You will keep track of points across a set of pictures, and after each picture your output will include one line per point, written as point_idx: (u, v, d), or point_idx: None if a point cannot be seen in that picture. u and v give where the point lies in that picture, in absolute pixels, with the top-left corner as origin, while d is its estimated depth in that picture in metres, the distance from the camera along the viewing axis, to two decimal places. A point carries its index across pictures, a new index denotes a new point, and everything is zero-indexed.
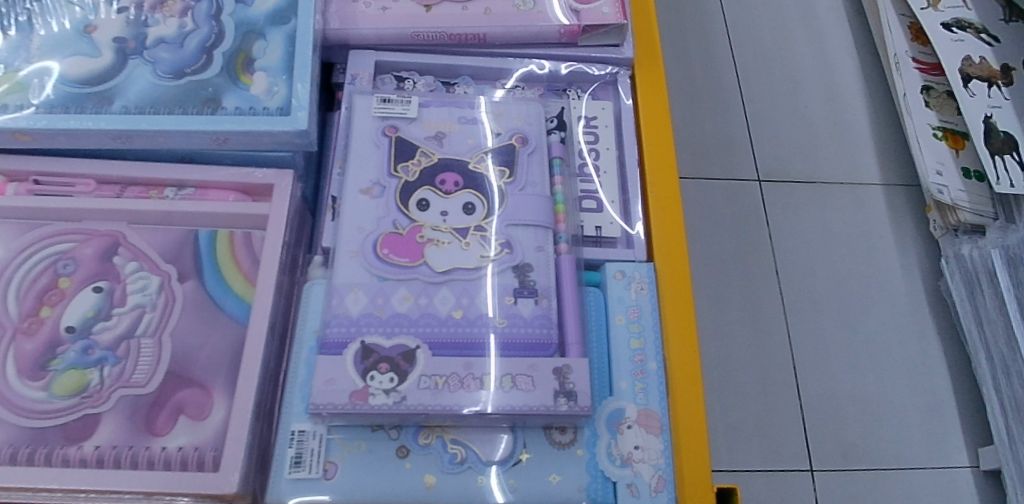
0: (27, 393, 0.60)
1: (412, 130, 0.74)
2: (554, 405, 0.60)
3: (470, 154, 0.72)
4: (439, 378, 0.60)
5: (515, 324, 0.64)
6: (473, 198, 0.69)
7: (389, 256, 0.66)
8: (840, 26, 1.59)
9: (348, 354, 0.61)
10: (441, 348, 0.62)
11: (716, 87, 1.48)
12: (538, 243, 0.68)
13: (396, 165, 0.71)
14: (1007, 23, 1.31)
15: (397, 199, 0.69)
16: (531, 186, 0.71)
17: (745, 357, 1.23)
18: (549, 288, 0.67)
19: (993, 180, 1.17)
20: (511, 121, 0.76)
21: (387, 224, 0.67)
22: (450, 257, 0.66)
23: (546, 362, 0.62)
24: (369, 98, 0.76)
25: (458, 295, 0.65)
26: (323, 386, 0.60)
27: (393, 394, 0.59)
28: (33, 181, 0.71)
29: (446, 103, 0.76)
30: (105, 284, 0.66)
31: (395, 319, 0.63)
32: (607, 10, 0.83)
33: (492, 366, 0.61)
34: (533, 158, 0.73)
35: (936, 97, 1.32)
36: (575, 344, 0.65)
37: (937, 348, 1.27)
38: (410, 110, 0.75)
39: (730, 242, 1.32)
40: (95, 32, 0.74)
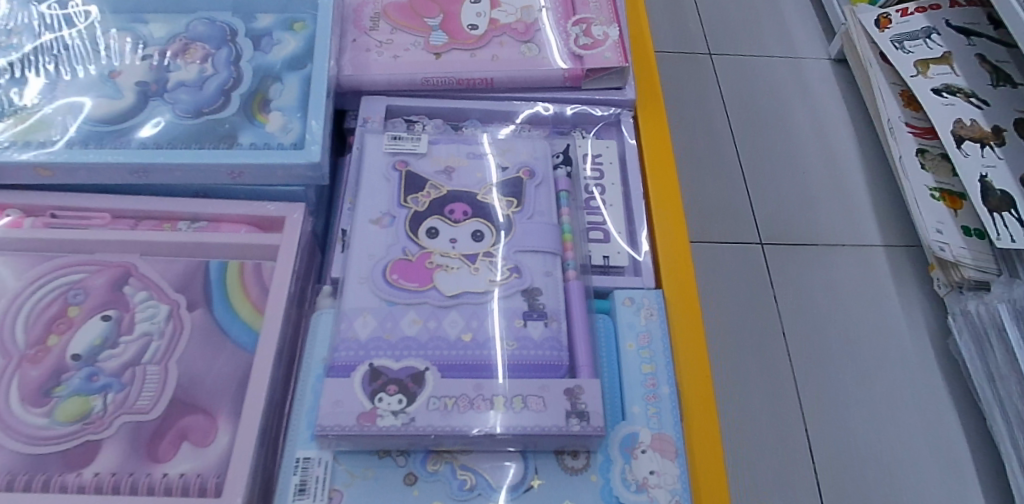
0: (30, 420, 0.59)
1: (422, 165, 0.75)
2: (566, 425, 0.59)
3: (478, 186, 0.74)
4: (449, 400, 0.60)
5: (525, 346, 0.64)
6: (481, 226, 0.70)
7: (398, 281, 0.66)
8: (830, 91, 1.66)
9: (356, 375, 0.60)
10: (449, 370, 0.62)
11: (714, 152, 1.53)
12: (547, 268, 0.69)
13: (406, 196, 0.72)
14: (995, 87, 1.34)
15: (407, 227, 0.70)
16: (539, 216, 0.72)
17: (753, 415, 1.21)
18: (559, 311, 0.67)
19: (992, 236, 1.17)
20: (518, 156, 0.77)
21: (397, 251, 0.68)
22: (459, 281, 0.67)
23: (557, 383, 0.61)
24: (380, 136, 0.78)
25: (468, 318, 0.65)
26: (330, 408, 0.59)
27: (402, 415, 0.59)
28: (50, 215, 0.72)
29: (454, 141, 0.78)
30: (113, 313, 0.66)
31: (405, 342, 0.63)
32: (609, 54, 0.87)
33: (504, 387, 0.61)
34: (540, 190, 0.75)
35: (930, 160, 1.35)
36: (586, 366, 0.64)
37: (950, 405, 1.25)
38: (420, 145, 0.77)
39: (735, 300, 1.33)
40: (119, 77, 0.77)
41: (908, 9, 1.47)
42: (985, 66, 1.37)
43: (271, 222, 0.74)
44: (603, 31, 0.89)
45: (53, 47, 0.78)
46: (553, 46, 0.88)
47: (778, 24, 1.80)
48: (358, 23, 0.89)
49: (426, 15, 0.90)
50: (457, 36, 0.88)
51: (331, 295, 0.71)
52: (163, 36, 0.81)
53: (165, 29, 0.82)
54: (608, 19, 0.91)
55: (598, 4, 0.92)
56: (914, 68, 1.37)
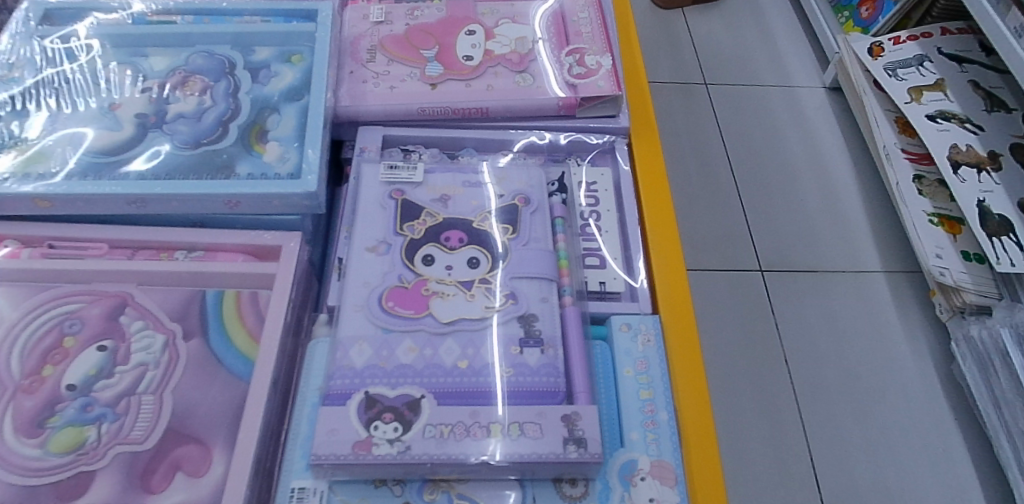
0: (23, 451, 0.59)
1: (417, 194, 0.76)
2: (564, 452, 0.59)
3: (474, 214, 0.74)
4: (445, 427, 0.59)
5: (522, 373, 0.64)
6: (477, 253, 0.70)
7: (394, 309, 0.66)
8: (824, 118, 1.68)
9: (352, 404, 0.60)
10: (445, 397, 0.62)
11: (711, 180, 1.54)
12: (543, 294, 0.69)
13: (402, 224, 0.73)
14: (990, 112, 1.36)
15: (403, 255, 0.70)
16: (535, 242, 0.73)
17: (756, 442, 1.20)
18: (555, 337, 0.67)
19: (992, 260, 1.17)
20: (514, 184, 0.78)
21: (393, 279, 0.68)
22: (456, 308, 0.67)
23: (554, 410, 0.61)
24: (376, 166, 0.78)
25: (463, 346, 0.65)
26: (325, 437, 0.58)
27: (397, 443, 0.58)
28: (47, 245, 0.73)
29: (450, 170, 0.79)
30: (109, 343, 0.66)
31: (400, 370, 0.63)
32: (603, 83, 0.88)
33: (501, 414, 0.61)
34: (535, 217, 0.75)
35: (927, 186, 1.36)
36: (583, 391, 0.64)
37: (956, 430, 1.24)
38: (415, 174, 0.77)
39: (735, 326, 1.33)
40: (119, 109, 0.78)
41: (901, 37, 1.50)
42: (979, 92, 1.39)
43: (267, 251, 0.74)
44: (597, 60, 0.91)
45: (54, 80, 0.79)
46: (548, 76, 0.89)
47: (771, 54, 1.82)
48: (355, 55, 0.91)
49: (422, 47, 0.91)
50: (453, 66, 0.89)
51: (327, 323, 0.71)
52: (163, 70, 0.82)
53: (165, 62, 0.83)
54: (602, 48, 0.92)
55: (591, 34, 0.94)
56: (908, 95, 1.38)
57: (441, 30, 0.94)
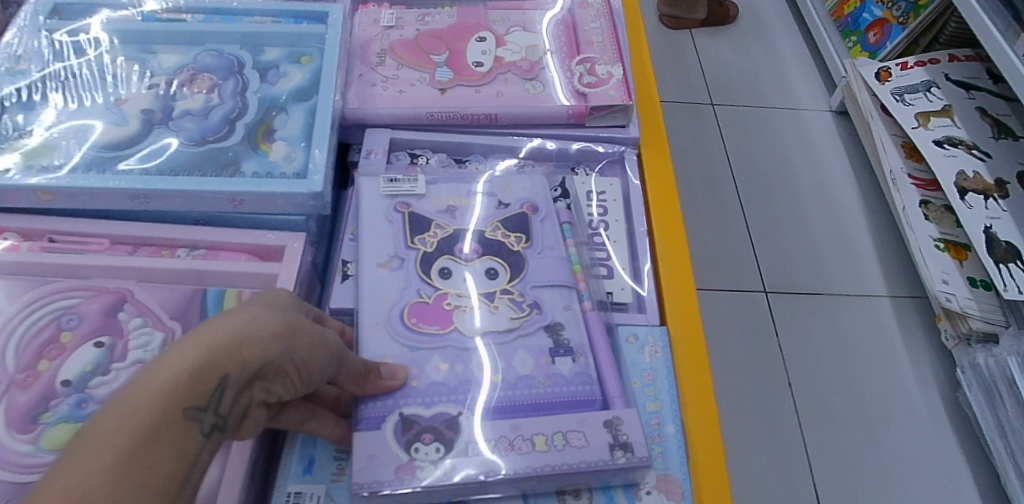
0: (15, 446, 0.58)
1: (423, 205, 0.74)
2: (612, 458, 0.58)
3: (484, 223, 0.73)
4: (487, 444, 0.58)
5: (558, 384, 0.63)
6: (494, 263, 0.70)
7: (416, 326, 0.65)
8: (831, 140, 1.68)
9: (388, 427, 0.58)
10: (483, 413, 0.61)
11: (717, 198, 1.54)
12: (566, 303, 0.69)
13: (412, 237, 0.71)
14: (997, 140, 1.35)
15: (419, 269, 0.68)
16: (548, 250, 0.72)
17: (759, 465, 1.19)
18: (584, 345, 0.66)
19: (999, 286, 1.16)
20: (518, 193, 0.77)
21: (411, 294, 0.67)
22: (480, 321, 0.66)
23: (595, 416, 0.60)
24: (375, 180, 0.76)
25: (493, 360, 0.64)
26: (364, 463, 0.56)
27: (441, 464, 0.57)
28: (48, 239, 0.71)
29: (452, 179, 0.77)
30: (106, 339, 0.65)
31: (433, 387, 0.61)
32: (613, 93, 0.87)
33: (543, 425, 0.60)
34: (545, 225, 0.74)
35: (934, 211, 1.34)
36: (619, 396, 0.63)
37: (962, 461, 1.21)
38: (417, 186, 0.75)
39: (739, 347, 1.31)
40: (125, 105, 0.77)
41: (908, 63, 1.49)
42: (986, 119, 1.38)
43: (270, 251, 0.73)
44: (607, 70, 0.90)
45: (61, 74, 0.79)
46: (557, 84, 0.89)
47: (780, 76, 1.82)
48: (365, 59, 0.90)
49: (432, 52, 0.91)
50: (462, 72, 0.89)
51: None
52: (172, 67, 0.81)
53: (175, 60, 0.82)
54: (612, 58, 0.92)
55: (602, 44, 0.93)
56: (915, 120, 1.38)
57: (451, 36, 0.93)
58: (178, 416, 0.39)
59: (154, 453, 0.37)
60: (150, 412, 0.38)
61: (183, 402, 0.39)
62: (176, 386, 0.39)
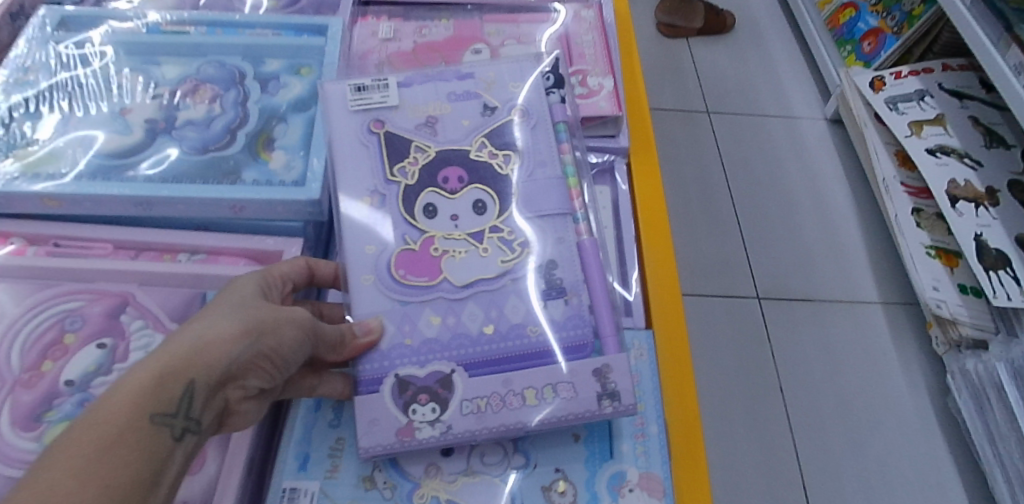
0: (20, 444, 0.60)
1: (400, 120, 0.72)
2: (599, 408, 0.63)
3: (469, 141, 0.71)
4: (480, 401, 0.62)
5: (549, 330, 0.64)
6: (481, 194, 0.68)
7: (403, 277, 0.65)
8: (825, 147, 1.71)
9: (386, 388, 0.62)
10: (475, 367, 0.63)
11: (711, 205, 1.56)
12: (558, 233, 0.68)
13: (392, 167, 0.69)
14: (989, 148, 1.37)
15: (402, 209, 0.67)
16: (540, 170, 0.70)
17: (750, 467, 1.21)
18: (577, 284, 0.67)
19: (989, 293, 1.18)
20: (505, 93, 0.74)
21: (398, 239, 0.67)
22: (471, 268, 0.66)
23: (585, 366, 0.63)
24: (343, 88, 0.72)
25: (485, 309, 0.65)
26: (367, 427, 0.61)
27: (438, 424, 0.62)
28: (53, 244, 0.74)
29: (428, 81, 0.74)
30: (109, 341, 0.67)
31: (427, 345, 0.63)
32: (604, 104, 0.90)
33: (535, 379, 0.63)
34: (536, 134, 0.72)
35: (926, 219, 1.37)
36: (610, 336, 0.65)
37: (951, 465, 1.24)
38: (389, 96, 0.72)
39: (730, 352, 1.34)
40: (129, 114, 0.80)
41: (902, 73, 1.51)
42: (979, 128, 1.41)
43: (268, 255, 0.75)
44: (598, 81, 0.92)
45: (68, 84, 0.81)
46: None
47: (774, 85, 1.85)
48: (363, 69, 0.92)
49: (430, 63, 0.94)
50: None
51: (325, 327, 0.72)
52: (174, 77, 0.84)
53: (177, 71, 0.85)
54: (603, 70, 0.94)
55: (594, 57, 0.96)
56: (908, 128, 1.40)
57: (448, 48, 0.96)
58: (146, 423, 0.46)
59: (127, 453, 0.44)
60: (119, 420, 0.45)
61: (148, 409, 0.46)
62: (140, 396, 0.46)
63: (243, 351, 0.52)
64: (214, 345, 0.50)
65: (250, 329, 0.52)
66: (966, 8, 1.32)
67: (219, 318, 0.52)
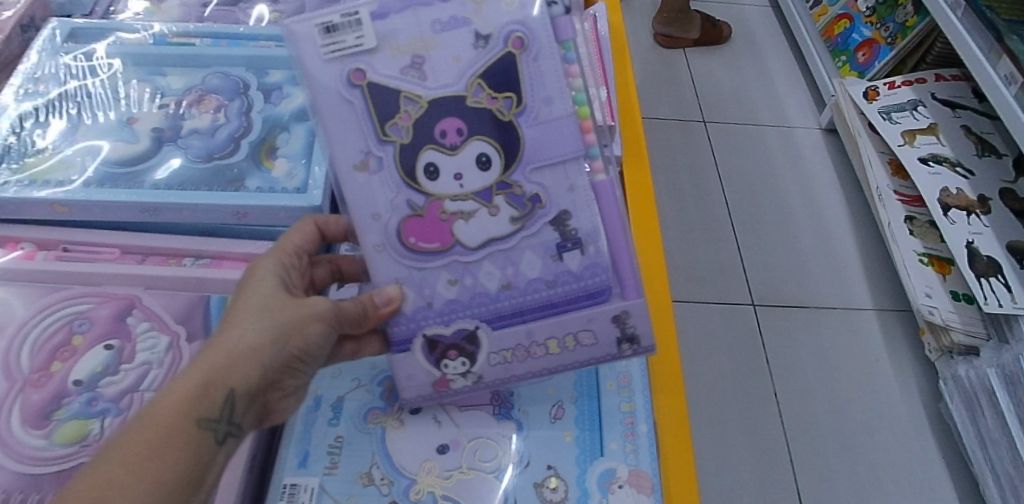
0: (29, 441, 0.62)
1: (381, 66, 0.58)
2: (618, 352, 0.66)
3: (463, 86, 0.59)
4: (506, 352, 0.64)
5: (565, 281, 0.64)
6: (486, 146, 0.60)
7: (415, 245, 0.61)
8: (819, 156, 1.73)
9: (415, 347, 0.64)
10: (497, 320, 0.64)
11: (706, 213, 1.59)
12: (569, 182, 0.62)
13: (383, 125, 0.59)
14: (981, 157, 1.40)
15: (402, 173, 0.60)
16: (547, 113, 0.61)
17: (743, 471, 1.23)
18: (594, 231, 0.64)
19: (981, 299, 1.20)
20: (501, 12, 0.59)
21: (402, 205, 0.61)
22: (482, 228, 0.62)
23: (603, 315, 0.64)
24: (307, 27, 0.57)
25: (501, 266, 0.63)
26: (404, 382, 0.65)
27: (469, 375, 0.65)
28: (62, 249, 0.76)
29: (407, 4, 0.58)
30: (115, 343, 0.69)
31: (449, 306, 0.63)
32: None
33: (554, 329, 0.64)
34: (541, 67, 0.60)
35: (918, 227, 1.39)
36: (628, 284, 0.66)
37: (943, 469, 1.26)
38: (364, 36, 0.58)
39: (725, 357, 1.36)
40: (136, 123, 0.82)
41: (896, 83, 1.54)
42: (971, 137, 1.43)
43: None
44: None
45: (76, 94, 0.84)
46: None
47: (769, 95, 1.88)
48: None
49: None
50: None
51: None
52: (180, 88, 0.87)
53: (183, 81, 0.87)
54: (597, 81, 0.97)
55: None
56: (902, 137, 1.43)
57: None
58: (193, 428, 0.51)
59: (179, 457, 0.49)
60: (168, 429, 0.50)
61: (193, 416, 0.51)
62: (186, 404, 0.51)
63: (274, 353, 0.56)
64: (244, 354, 0.54)
65: (279, 334, 0.56)
66: (958, 19, 1.34)
67: (246, 326, 0.55)
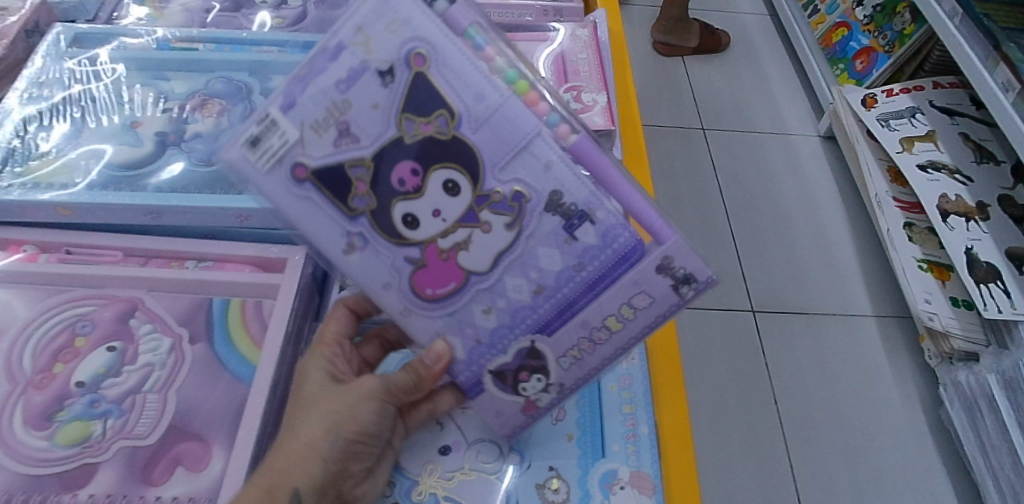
0: (32, 442, 0.62)
1: (316, 146, 0.54)
2: (681, 298, 0.57)
3: (393, 128, 0.54)
4: (574, 351, 0.60)
5: (591, 260, 0.57)
6: (450, 172, 0.55)
7: (433, 294, 0.59)
8: (818, 163, 1.74)
9: (489, 385, 0.62)
10: (547, 326, 0.59)
11: (705, 219, 1.60)
12: (544, 161, 0.55)
13: (346, 201, 0.56)
14: (979, 164, 1.41)
15: (386, 233, 0.57)
16: (486, 117, 0.54)
17: (743, 476, 1.23)
18: (592, 197, 0.55)
19: (980, 305, 1.20)
20: (386, 32, 0.53)
21: (403, 263, 0.58)
22: (484, 249, 0.57)
23: (646, 273, 0.56)
24: (233, 151, 0.55)
25: (523, 275, 0.57)
26: (497, 419, 0.64)
27: (551, 386, 0.62)
28: (65, 251, 0.76)
29: (304, 75, 0.54)
30: (118, 345, 0.69)
31: (496, 333, 0.59)
32: (598, 119, 0.93)
33: (606, 309, 0.58)
34: (450, 73, 0.53)
35: (918, 233, 1.40)
36: (656, 226, 0.56)
37: (943, 476, 1.25)
38: (286, 130, 0.54)
39: (725, 363, 1.36)
40: (140, 127, 0.83)
41: (894, 90, 1.56)
42: (969, 144, 1.44)
43: (272, 263, 0.77)
44: (593, 98, 0.96)
45: (80, 98, 0.84)
46: None
47: (768, 102, 1.89)
48: None
49: None
50: None
51: None
52: (184, 92, 0.87)
53: (186, 86, 0.88)
54: (598, 87, 0.98)
55: (589, 74, 0.99)
56: (901, 144, 1.43)
57: None
58: None
59: None
60: None
61: None
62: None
63: (332, 443, 0.57)
64: (302, 450, 0.55)
65: (331, 424, 0.57)
66: (955, 27, 1.35)
67: (302, 424, 0.57)
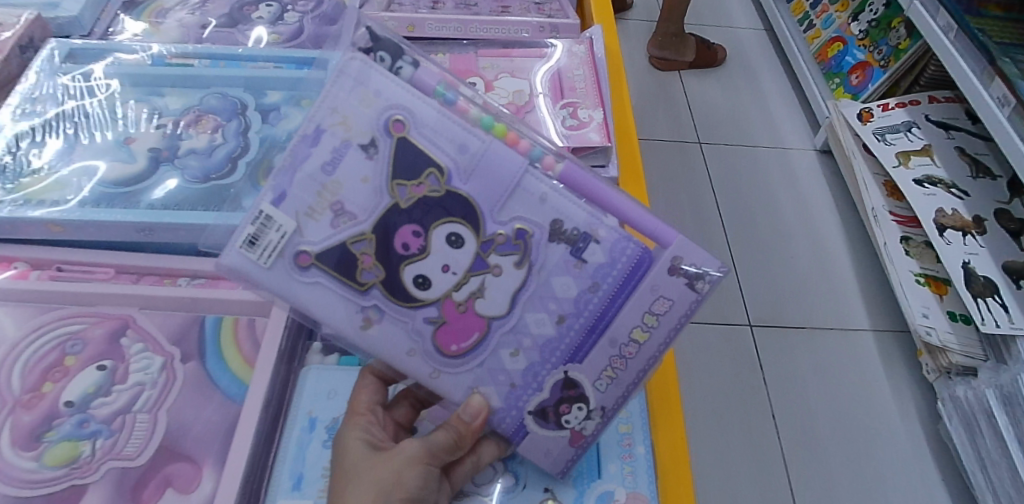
0: (20, 463, 0.62)
1: (314, 232, 0.58)
2: (697, 294, 0.60)
3: (387, 196, 0.58)
4: (607, 371, 0.62)
5: (606, 276, 0.60)
6: (452, 226, 0.59)
7: (458, 350, 0.61)
8: (815, 178, 1.74)
9: (534, 427, 0.63)
10: (576, 354, 0.61)
11: (702, 234, 1.59)
12: (538, 194, 0.60)
13: (354, 278, 0.59)
14: (974, 179, 1.41)
15: (400, 299, 0.60)
16: (474, 166, 0.59)
17: (741, 493, 1.22)
18: (591, 217, 0.60)
19: (978, 320, 1.20)
20: (360, 110, 0.58)
21: (423, 325, 0.60)
22: (497, 293, 0.60)
23: (659, 277, 0.60)
24: (232, 257, 0.57)
25: (543, 308, 0.61)
26: (544, 458, 0.63)
27: (595, 413, 0.62)
28: (56, 269, 0.76)
29: (291, 169, 0.58)
30: (109, 363, 0.69)
31: (529, 373, 0.62)
32: (594, 135, 0.92)
33: (629, 322, 0.61)
34: (429, 132, 0.59)
35: (914, 247, 1.40)
36: (659, 230, 0.60)
37: (943, 492, 1.24)
38: (283, 224, 0.57)
39: (722, 379, 1.35)
40: (134, 143, 0.82)
41: (890, 104, 1.56)
42: (965, 158, 1.44)
43: None
44: (589, 114, 0.95)
45: (74, 114, 0.84)
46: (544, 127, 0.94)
47: (765, 117, 1.89)
48: None
49: None
50: None
51: (321, 351, 0.74)
52: (178, 108, 0.87)
53: (181, 102, 0.88)
54: (594, 103, 0.97)
55: (585, 90, 0.99)
56: (896, 158, 1.44)
57: None
58: None
59: None
60: None
61: None
62: None
63: None
64: None
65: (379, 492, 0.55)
66: (950, 41, 1.35)
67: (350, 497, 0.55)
